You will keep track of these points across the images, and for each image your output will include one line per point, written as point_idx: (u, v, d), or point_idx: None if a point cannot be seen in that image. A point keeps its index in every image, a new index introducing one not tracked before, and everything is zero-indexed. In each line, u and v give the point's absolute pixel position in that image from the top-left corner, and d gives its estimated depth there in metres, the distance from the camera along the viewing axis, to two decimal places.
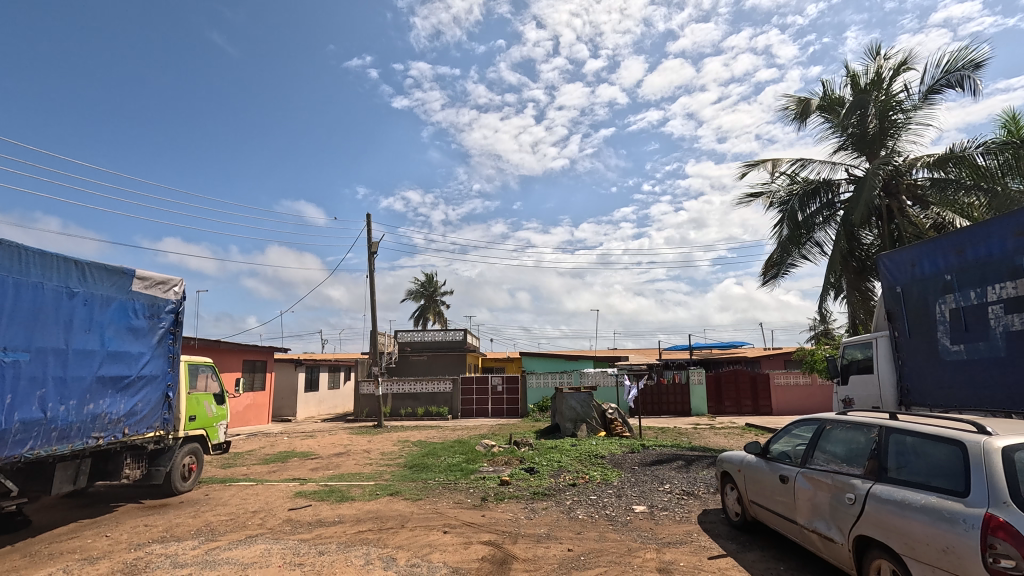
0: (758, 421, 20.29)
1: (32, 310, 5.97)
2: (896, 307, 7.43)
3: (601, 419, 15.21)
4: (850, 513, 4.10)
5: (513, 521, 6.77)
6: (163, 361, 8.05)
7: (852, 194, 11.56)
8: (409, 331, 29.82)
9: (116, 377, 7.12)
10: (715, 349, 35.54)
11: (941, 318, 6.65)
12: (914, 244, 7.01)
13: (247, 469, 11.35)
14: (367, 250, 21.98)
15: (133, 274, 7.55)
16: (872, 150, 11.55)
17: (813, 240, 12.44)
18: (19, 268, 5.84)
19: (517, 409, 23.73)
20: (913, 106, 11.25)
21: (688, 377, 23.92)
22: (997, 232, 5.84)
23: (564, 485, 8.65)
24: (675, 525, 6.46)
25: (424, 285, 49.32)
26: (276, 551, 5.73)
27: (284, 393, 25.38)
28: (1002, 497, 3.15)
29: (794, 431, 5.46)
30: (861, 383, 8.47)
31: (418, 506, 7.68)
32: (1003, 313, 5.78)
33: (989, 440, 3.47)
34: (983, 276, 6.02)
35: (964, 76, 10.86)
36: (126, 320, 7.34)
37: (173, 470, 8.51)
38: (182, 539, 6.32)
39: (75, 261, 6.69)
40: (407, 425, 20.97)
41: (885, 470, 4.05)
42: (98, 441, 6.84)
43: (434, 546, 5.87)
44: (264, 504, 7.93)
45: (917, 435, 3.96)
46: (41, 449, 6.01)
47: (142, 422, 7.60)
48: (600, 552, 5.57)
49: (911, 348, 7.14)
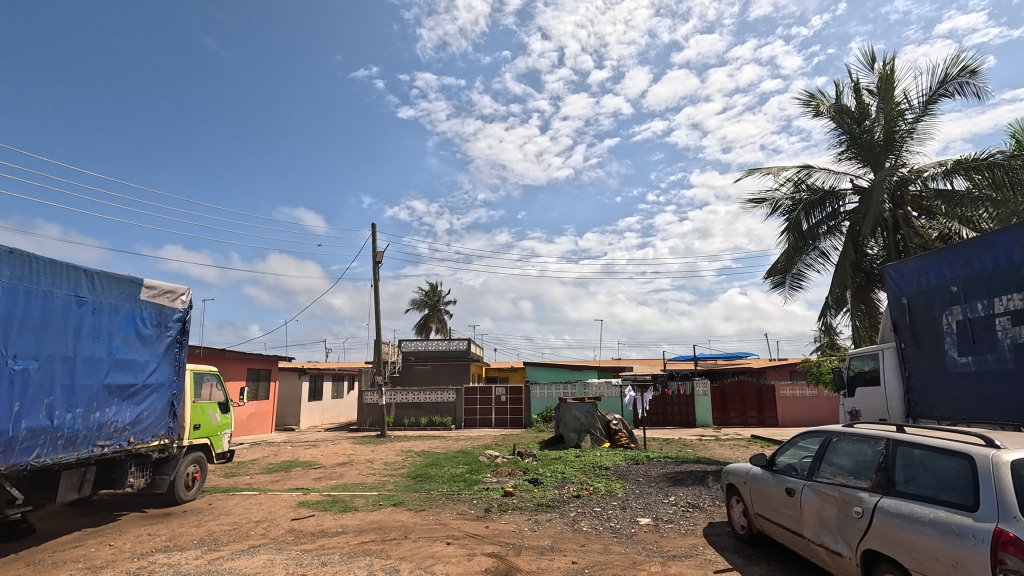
0: (764, 433, 20.11)
1: (42, 318, 6.02)
2: (901, 318, 7.39)
3: (606, 430, 15.11)
4: (857, 526, 4.06)
5: (517, 533, 6.72)
6: (169, 370, 8.08)
7: (859, 205, 11.55)
8: (412, 341, 29.99)
9: (122, 386, 7.15)
10: (720, 359, 35.39)
11: (948, 329, 6.62)
12: (920, 254, 7.00)
13: (250, 478, 11.33)
14: (372, 259, 22.08)
15: (142, 283, 7.60)
16: (878, 161, 11.58)
17: (818, 249, 12.38)
18: (30, 275, 5.91)
19: (520, 420, 23.66)
20: (917, 116, 11.25)
21: (692, 388, 23.84)
22: (1004, 243, 5.82)
23: (568, 496, 8.59)
24: (681, 539, 6.39)
25: (428, 294, 49.50)
26: (278, 562, 5.71)
27: (287, 403, 25.38)
28: (1011, 511, 3.12)
29: (800, 444, 5.41)
30: (867, 395, 8.41)
31: (421, 517, 7.65)
32: (1010, 325, 5.75)
33: (998, 454, 3.44)
34: (990, 288, 5.99)
35: (964, 84, 10.90)
36: (133, 329, 7.38)
37: (177, 479, 8.51)
38: (184, 548, 6.31)
39: (84, 270, 6.73)
40: (410, 435, 20.93)
41: (892, 483, 4.01)
42: (102, 450, 6.85)
43: (438, 557, 5.84)
44: (267, 514, 7.92)
45: (924, 447, 3.93)
46: (47, 456, 6.02)
47: (147, 431, 7.62)
48: (605, 565, 5.52)
49: (918, 360, 7.11)
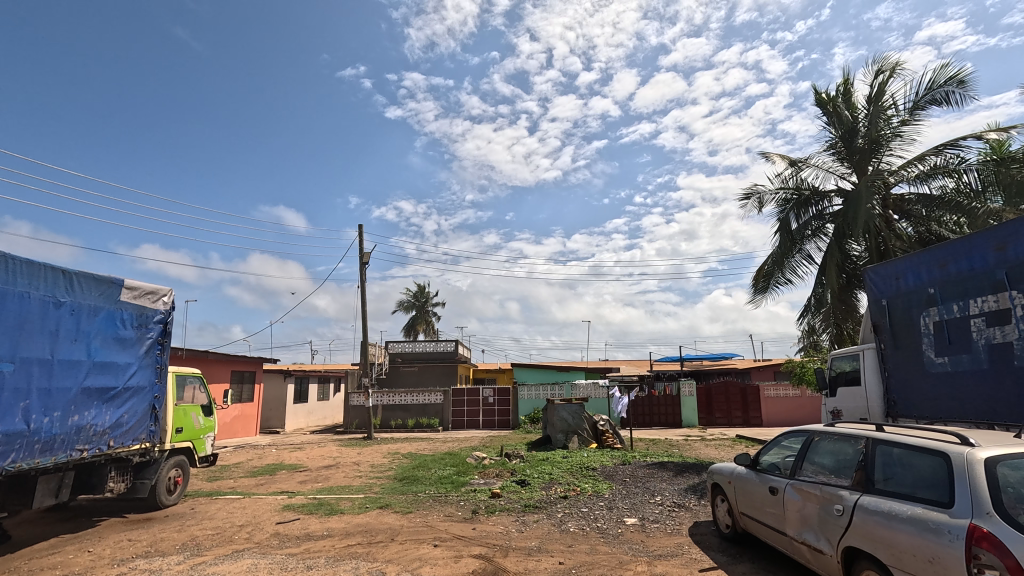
0: (748, 433, 20.32)
1: (17, 319, 5.91)
2: (881, 319, 7.52)
3: (593, 431, 15.16)
4: (838, 524, 4.13)
5: (504, 535, 6.72)
6: (151, 372, 7.96)
7: (843, 208, 11.76)
8: (399, 342, 29.83)
9: (102, 389, 7.04)
10: (704, 360, 35.75)
11: (925, 330, 6.74)
12: (899, 257, 7.13)
13: (234, 482, 11.20)
14: (359, 261, 22.00)
15: (122, 284, 7.49)
16: (862, 164, 11.79)
17: (803, 252, 12.55)
18: (6, 276, 5.80)
19: (508, 421, 23.63)
20: (903, 121, 11.45)
21: (678, 389, 24.03)
22: (978, 247, 5.96)
23: (555, 497, 8.61)
24: (667, 538, 6.44)
25: (414, 296, 49.33)
26: (262, 566, 5.65)
27: (272, 405, 25.13)
28: (985, 508, 3.20)
29: (783, 443, 5.48)
30: (849, 395, 8.54)
31: (408, 519, 7.61)
32: (985, 326, 5.89)
33: (973, 451, 3.52)
34: (965, 290, 6.12)
35: (948, 93, 11.14)
36: (113, 331, 7.27)
37: (158, 483, 8.38)
38: (166, 553, 6.24)
39: (63, 270, 6.63)
40: (397, 437, 20.87)
41: (872, 481, 4.08)
42: (81, 454, 6.74)
43: (425, 560, 5.82)
44: (251, 517, 7.84)
45: (903, 446, 4.01)
46: (23, 462, 5.90)
47: (127, 435, 7.50)
48: (592, 565, 5.55)
49: (896, 361, 7.23)
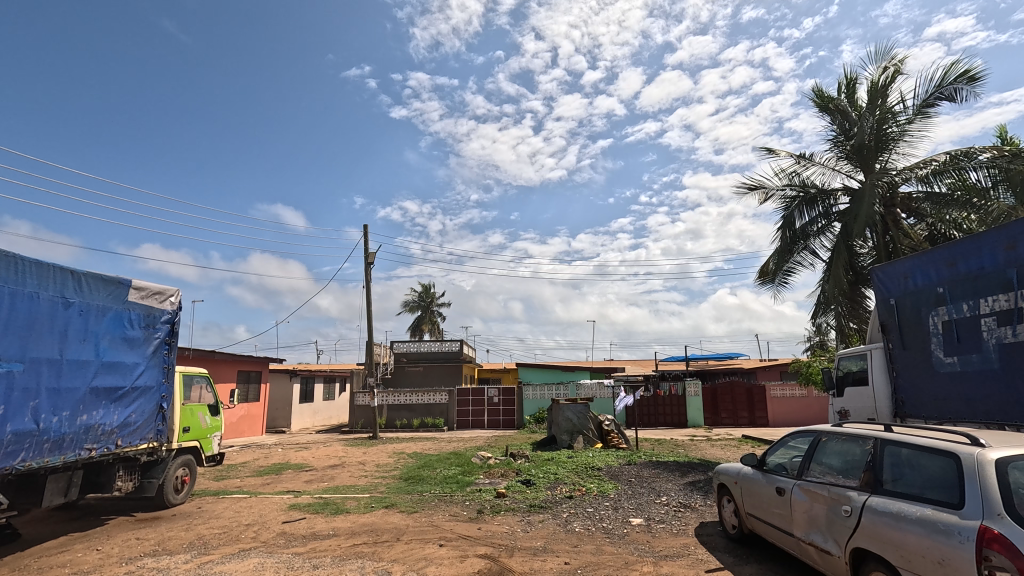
0: (755, 433, 20.24)
1: (27, 319, 5.96)
2: (890, 319, 7.47)
3: (598, 431, 15.15)
4: (846, 525, 4.10)
5: (509, 534, 6.73)
6: (158, 373, 8.00)
7: (850, 207, 11.68)
8: (405, 342, 29.81)
9: (110, 388, 7.09)
10: (710, 360, 35.72)
11: (934, 330, 6.70)
12: (907, 256, 7.08)
13: (240, 481, 11.24)
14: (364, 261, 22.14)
15: (130, 284, 7.54)
16: (868, 163, 11.73)
17: (809, 249, 12.49)
18: (17, 276, 5.87)
19: (512, 421, 23.60)
20: (910, 119, 11.35)
21: (684, 389, 23.95)
22: (988, 245, 5.91)
23: (560, 497, 8.61)
24: (672, 538, 6.43)
25: (419, 296, 49.42)
26: (269, 565, 5.69)
27: (278, 405, 25.26)
28: (996, 509, 3.17)
29: (789, 444, 5.46)
30: (856, 395, 8.48)
31: (414, 518, 7.64)
32: (996, 325, 5.83)
33: (983, 452, 3.49)
34: (976, 289, 6.06)
35: (956, 90, 11.02)
36: (121, 331, 7.31)
37: (166, 483, 8.44)
38: (174, 552, 6.28)
39: (72, 271, 6.66)
40: (402, 437, 20.95)
41: (880, 482, 4.05)
42: (89, 453, 6.79)
43: (430, 559, 5.83)
44: (258, 517, 7.88)
45: (912, 447, 3.98)
46: (32, 461, 5.94)
47: (135, 434, 7.56)
48: (597, 565, 5.54)
49: (905, 360, 7.18)
